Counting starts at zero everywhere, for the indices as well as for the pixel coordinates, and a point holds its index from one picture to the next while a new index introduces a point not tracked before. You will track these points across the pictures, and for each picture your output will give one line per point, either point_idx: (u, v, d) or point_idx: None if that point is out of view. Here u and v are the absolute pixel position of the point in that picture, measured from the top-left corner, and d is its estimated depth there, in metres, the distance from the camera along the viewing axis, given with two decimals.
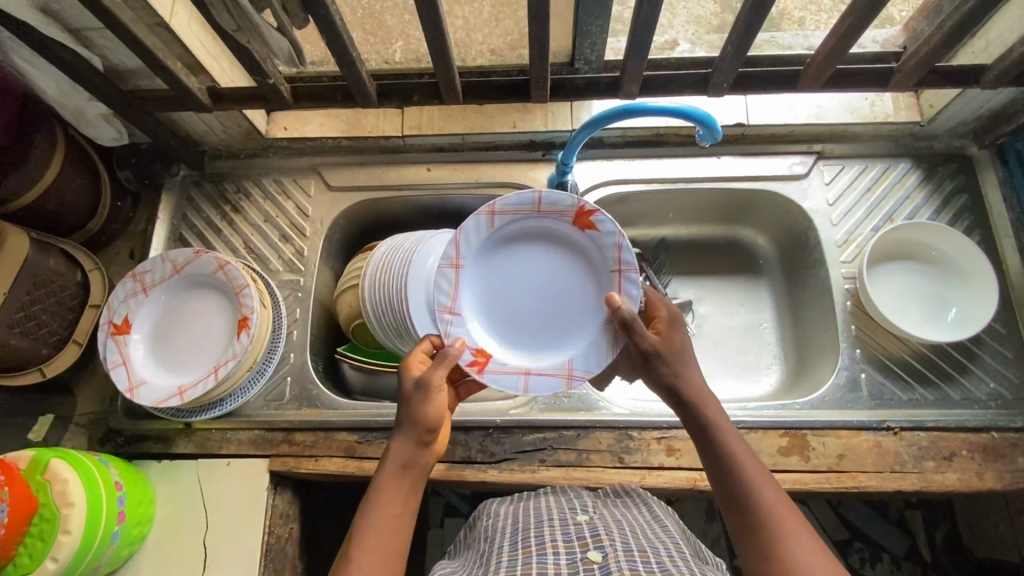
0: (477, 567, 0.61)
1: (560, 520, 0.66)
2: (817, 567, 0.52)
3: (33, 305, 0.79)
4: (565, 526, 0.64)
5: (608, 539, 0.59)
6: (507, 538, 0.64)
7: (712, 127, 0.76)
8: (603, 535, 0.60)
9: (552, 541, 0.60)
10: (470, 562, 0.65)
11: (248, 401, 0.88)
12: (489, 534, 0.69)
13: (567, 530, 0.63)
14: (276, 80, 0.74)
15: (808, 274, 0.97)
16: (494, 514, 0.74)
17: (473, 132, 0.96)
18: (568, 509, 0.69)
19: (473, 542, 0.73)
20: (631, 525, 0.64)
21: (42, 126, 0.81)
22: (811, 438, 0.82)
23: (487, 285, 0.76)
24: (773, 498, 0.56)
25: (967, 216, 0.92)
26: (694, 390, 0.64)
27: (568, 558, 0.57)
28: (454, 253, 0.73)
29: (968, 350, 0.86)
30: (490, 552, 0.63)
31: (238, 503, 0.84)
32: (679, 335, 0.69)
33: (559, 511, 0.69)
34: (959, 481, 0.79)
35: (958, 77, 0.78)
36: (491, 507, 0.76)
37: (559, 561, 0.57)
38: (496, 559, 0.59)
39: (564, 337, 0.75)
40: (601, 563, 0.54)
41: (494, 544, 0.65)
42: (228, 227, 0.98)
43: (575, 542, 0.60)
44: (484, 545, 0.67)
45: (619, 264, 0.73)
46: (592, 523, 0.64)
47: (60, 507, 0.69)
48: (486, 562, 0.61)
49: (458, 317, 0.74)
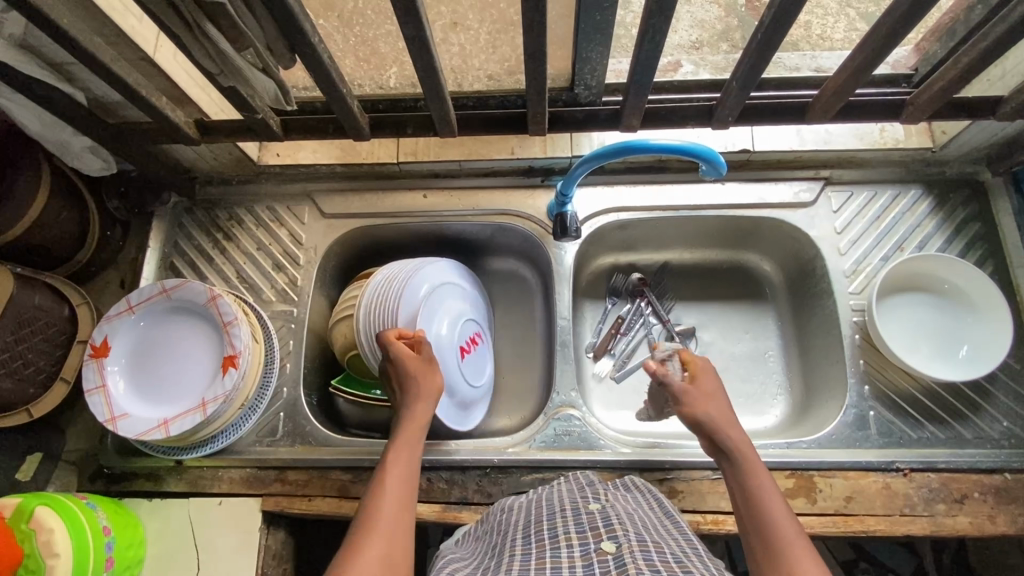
0: (489, 559, 0.60)
1: (572, 509, 0.63)
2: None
3: (18, 344, 0.77)
4: (577, 516, 0.61)
5: (621, 530, 0.56)
6: (519, 530, 0.62)
7: (716, 163, 0.73)
8: (616, 525, 0.57)
9: (565, 532, 0.58)
10: (480, 552, 0.64)
11: (241, 437, 0.86)
12: (501, 526, 0.67)
13: (581, 519, 0.60)
14: (265, 115, 0.72)
15: (816, 304, 0.94)
16: (505, 507, 0.72)
17: (470, 159, 0.94)
18: (579, 497, 0.66)
19: (482, 530, 0.72)
20: (643, 519, 0.62)
21: (26, 160, 0.78)
22: (817, 479, 0.79)
23: (137, 389, 0.82)
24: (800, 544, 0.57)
25: (980, 245, 0.89)
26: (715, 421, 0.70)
27: (581, 550, 0.55)
28: (111, 409, 0.80)
29: (981, 387, 0.83)
30: (504, 545, 0.61)
31: (230, 543, 0.82)
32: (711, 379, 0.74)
33: (570, 500, 0.66)
34: (971, 525, 0.77)
35: (973, 109, 0.74)
36: (504, 500, 0.74)
37: (573, 553, 0.54)
38: (509, 551, 0.58)
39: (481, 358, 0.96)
40: (615, 554, 0.52)
41: (506, 537, 0.63)
42: (220, 255, 0.96)
43: (588, 532, 0.57)
44: (495, 537, 0.65)
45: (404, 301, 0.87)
46: (604, 512, 0.61)
47: (45, 558, 0.67)
48: (499, 554, 0.59)
49: (123, 419, 0.80)
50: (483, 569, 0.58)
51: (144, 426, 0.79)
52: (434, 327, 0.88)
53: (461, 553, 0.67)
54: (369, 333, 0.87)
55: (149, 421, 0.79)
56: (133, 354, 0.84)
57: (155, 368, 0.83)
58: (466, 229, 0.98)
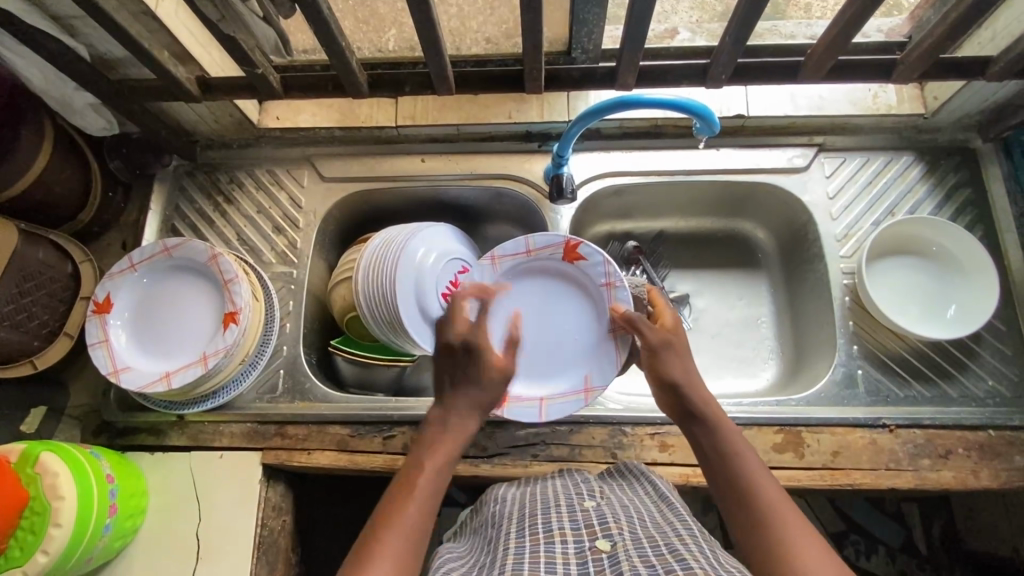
0: (484, 556, 0.60)
1: (567, 506, 0.64)
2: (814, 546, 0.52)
3: (23, 297, 0.79)
4: (572, 512, 0.62)
5: (616, 528, 0.58)
6: (514, 525, 0.63)
7: (709, 119, 0.74)
8: (612, 524, 0.59)
9: (560, 528, 0.59)
10: (477, 548, 0.65)
11: (241, 393, 0.88)
12: (495, 520, 0.68)
13: (575, 516, 0.61)
14: (265, 70, 0.74)
15: (808, 270, 0.95)
16: (498, 498, 0.74)
17: (468, 122, 0.95)
18: (575, 493, 0.68)
19: (476, 525, 0.74)
20: (638, 511, 0.63)
21: (29, 116, 0.80)
22: (806, 434, 0.81)
23: (139, 344, 0.84)
24: (778, 498, 0.56)
25: (970, 210, 0.90)
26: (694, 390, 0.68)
27: (576, 547, 0.56)
28: (114, 362, 0.81)
29: (968, 347, 0.85)
30: (498, 541, 0.61)
31: (232, 495, 0.84)
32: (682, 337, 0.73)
33: (565, 497, 0.67)
34: (955, 479, 0.79)
35: (962, 69, 0.76)
36: (498, 491, 0.75)
37: (568, 550, 0.55)
38: (504, 546, 0.59)
39: (573, 356, 0.84)
40: (610, 553, 0.54)
41: (501, 532, 0.64)
42: (221, 218, 0.97)
43: (582, 529, 0.59)
44: (491, 532, 0.66)
45: (395, 258, 0.88)
46: (600, 510, 0.62)
47: (50, 500, 0.69)
48: (494, 550, 0.60)
49: (126, 371, 0.81)
50: (479, 566, 0.59)
51: (145, 380, 0.80)
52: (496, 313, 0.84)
53: (459, 550, 0.67)
54: (367, 292, 0.89)
55: (151, 374, 0.81)
56: (135, 310, 0.85)
57: (156, 324, 0.85)
58: (463, 194, 0.99)
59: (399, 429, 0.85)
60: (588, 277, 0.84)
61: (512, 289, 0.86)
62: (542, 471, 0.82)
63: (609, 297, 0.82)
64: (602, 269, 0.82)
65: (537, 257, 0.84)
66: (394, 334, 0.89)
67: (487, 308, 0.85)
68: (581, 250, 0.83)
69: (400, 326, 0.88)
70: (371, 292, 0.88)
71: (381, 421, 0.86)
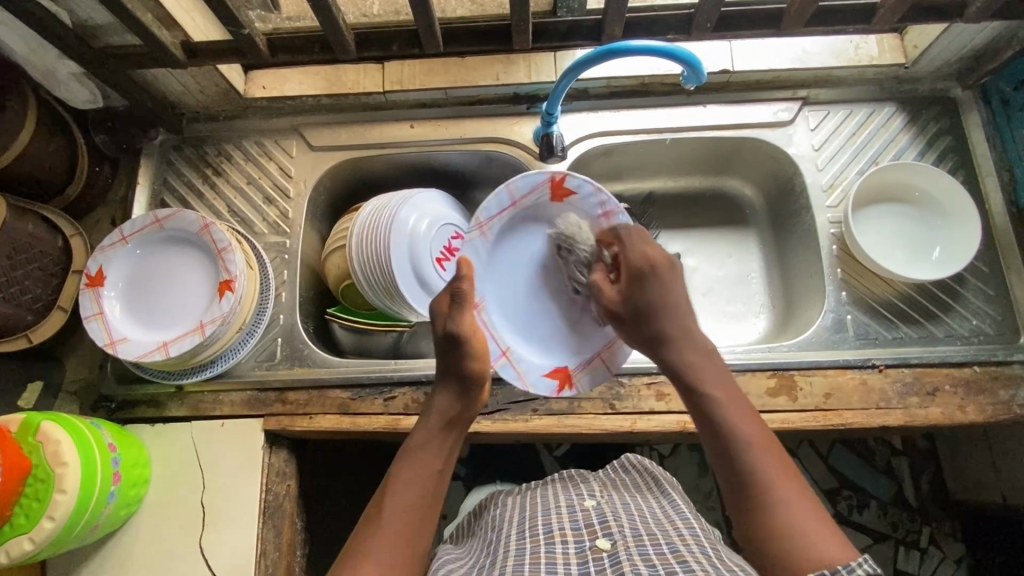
0: (485, 555, 0.62)
1: (567, 507, 0.67)
2: (810, 525, 0.55)
3: (14, 270, 0.78)
4: (572, 513, 0.64)
5: (616, 526, 0.59)
6: (514, 527, 0.65)
7: (697, 67, 0.75)
8: (611, 522, 0.60)
9: (560, 529, 0.61)
10: (476, 550, 0.67)
11: (239, 363, 0.88)
12: (496, 523, 0.70)
13: (575, 517, 0.63)
14: (251, 31, 0.74)
15: (795, 222, 0.97)
16: (499, 502, 0.77)
17: (456, 85, 0.94)
18: (575, 494, 0.70)
19: (479, 525, 0.75)
20: (639, 511, 0.65)
21: (11, 88, 0.79)
22: (798, 378, 0.83)
23: (134, 313, 0.84)
24: (770, 464, 0.59)
25: (951, 156, 0.92)
26: (671, 344, 0.69)
27: (577, 547, 0.57)
28: (110, 333, 0.81)
29: (952, 289, 0.87)
30: (499, 543, 0.63)
31: (235, 462, 0.84)
32: (676, 283, 0.71)
33: (565, 498, 0.69)
34: (943, 414, 0.81)
35: (941, 12, 0.78)
36: (498, 498, 0.78)
37: (568, 550, 0.57)
38: (504, 548, 0.61)
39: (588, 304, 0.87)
40: (610, 551, 0.55)
41: (500, 534, 0.66)
42: (210, 191, 0.96)
43: (583, 529, 0.60)
44: (490, 535, 0.68)
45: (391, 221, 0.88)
46: (600, 509, 0.64)
47: (54, 467, 0.68)
48: (494, 550, 0.62)
49: (122, 343, 0.81)
50: (479, 567, 0.60)
51: (144, 350, 0.80)
52: (503, 280, 0.85)
53: (457, 552, 0.69)
54: (360, 259, 0.89)
55: (149, 344, 0.81)
56: (128, 281, 0.85)
57: (151, 294, 0.85)
58: (452, 159, 0.99)
59: (399, 390, 0.86)
60: (582, 212, 0.85)
61: (509, 252, 0.86)
62: (542, 424, 0.83)
63: (609, 226, 0.85)
64: (594, 199, 0.84)
65: (523, 205, 0.85)
66: (390, 301, 0.90)
67: (497, 286, 0.85)
68: (568, 185, 0.84)
69: (396, 290, 0.88)
70: (362, 258, 0.88)
71: (381, 383, 0.86)
